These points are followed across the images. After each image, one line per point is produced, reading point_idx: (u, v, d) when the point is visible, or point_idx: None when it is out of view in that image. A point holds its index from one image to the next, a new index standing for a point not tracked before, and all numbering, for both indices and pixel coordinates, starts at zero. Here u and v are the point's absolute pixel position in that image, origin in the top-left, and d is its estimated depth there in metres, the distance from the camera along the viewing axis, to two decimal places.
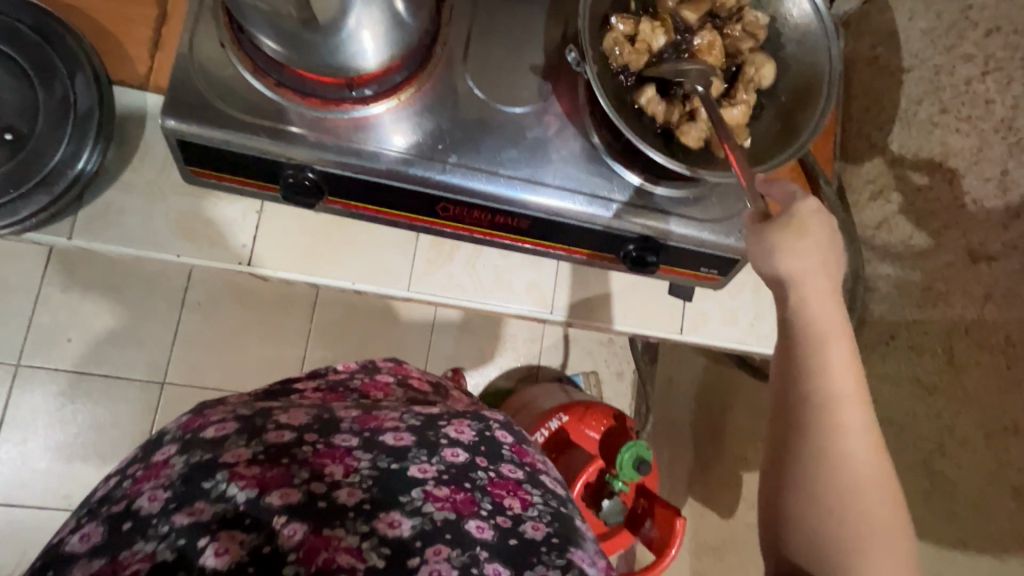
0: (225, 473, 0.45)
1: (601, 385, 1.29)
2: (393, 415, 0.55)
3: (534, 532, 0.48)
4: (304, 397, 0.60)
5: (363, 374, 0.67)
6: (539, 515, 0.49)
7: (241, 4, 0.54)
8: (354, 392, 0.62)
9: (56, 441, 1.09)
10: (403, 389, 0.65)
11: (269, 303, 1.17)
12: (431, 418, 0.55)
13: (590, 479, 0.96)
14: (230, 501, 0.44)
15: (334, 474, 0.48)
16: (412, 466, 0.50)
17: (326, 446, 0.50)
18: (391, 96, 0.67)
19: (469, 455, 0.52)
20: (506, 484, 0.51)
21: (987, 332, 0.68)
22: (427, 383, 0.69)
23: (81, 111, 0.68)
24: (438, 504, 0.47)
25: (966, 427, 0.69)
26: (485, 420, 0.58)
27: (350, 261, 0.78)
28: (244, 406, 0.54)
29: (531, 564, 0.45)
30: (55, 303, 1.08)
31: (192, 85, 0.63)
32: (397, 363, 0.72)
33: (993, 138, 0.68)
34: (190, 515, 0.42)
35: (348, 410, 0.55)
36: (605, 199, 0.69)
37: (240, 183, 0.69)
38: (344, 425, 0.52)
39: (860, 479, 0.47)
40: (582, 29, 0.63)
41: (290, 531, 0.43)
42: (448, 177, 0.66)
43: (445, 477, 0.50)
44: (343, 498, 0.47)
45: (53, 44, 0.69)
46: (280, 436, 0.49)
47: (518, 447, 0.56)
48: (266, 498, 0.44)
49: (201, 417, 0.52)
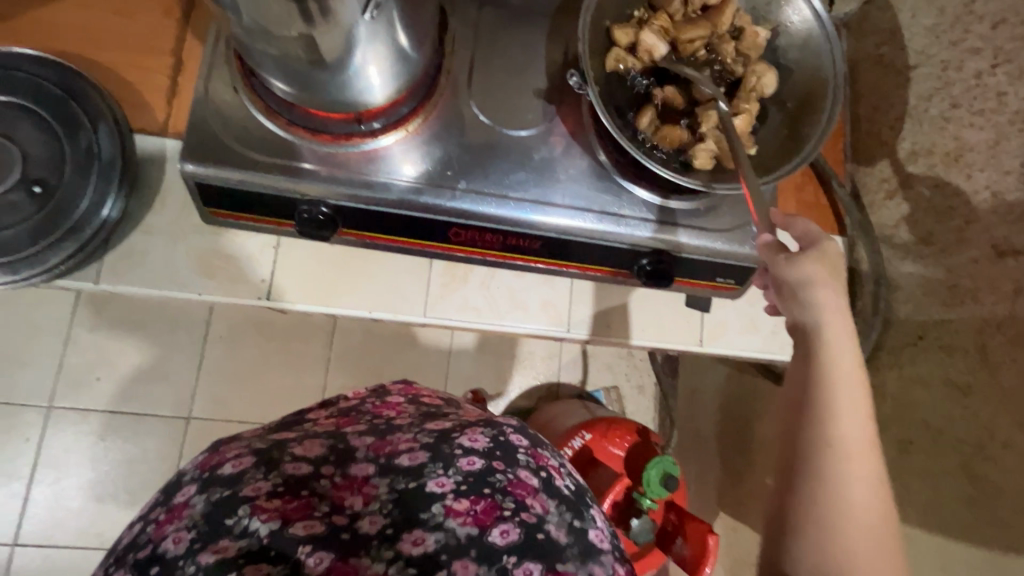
0: (246, 507, 0.45)
1: (623, 400, 1.28)
2: (408, 436, 0.53)
3: (557, 533, 0.47)
4: (319, 424, 0.59)
5: (374, 398, 0.66)
6: (559, 522, 0.49)
7: (252, 51, 0.57)
8: (366, 414, 0.60)
9: (87, 479, 1.10)
10: (415, 406, 0.63)
11: (289, 334, 1.19)
12: (444, 432, 0.54)
13: (617, 498, 0.94)
14: (253, 535, 0.44)
15: (355, 505, 0.48)
16: (430, 481, 0.49)
17: (343, 478, 0.50)
18: (399, 127, 0.68)
19: (486, 461, 0.50)
20: (525, 483, 0.50)
21: (1018, 328, 0.65)
22: (440, 399, 0.68)
23: (105, 160, 0.71)
24: (459, 519, 0.46)
25: (1004, 427, 0.66)
26: (497, 426, 0.55)
27: (366, 289, 0.79)
28: (260, 440, 0.54)
29: (562, 560, 0.46)
30: (85, 345, 1.11)
31: (208, 128, 0.65)
32: (407, 383, 0.71)
33: (1010, 130, 0.67)
34: (216, 553, 0.42)
35: (363, 436, 0.54)
36: (615, 215, 0.69)
37: (257, 220, 0.70)
38: (359, 454, 0.52)
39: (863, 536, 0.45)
40: (582, 50, 0.63)
41: (316, 559, 0.43)
42: (457, 202, 0.67)
43: (463, 488, 0.48)
44: (365, 527, 0.46)
45: (77, 98, 0.72)
46: (298, 468, 0.50)
47: (533, 451, 0.54)
48: (289, 529, 0.44)
49: (217, 454, 0.52)
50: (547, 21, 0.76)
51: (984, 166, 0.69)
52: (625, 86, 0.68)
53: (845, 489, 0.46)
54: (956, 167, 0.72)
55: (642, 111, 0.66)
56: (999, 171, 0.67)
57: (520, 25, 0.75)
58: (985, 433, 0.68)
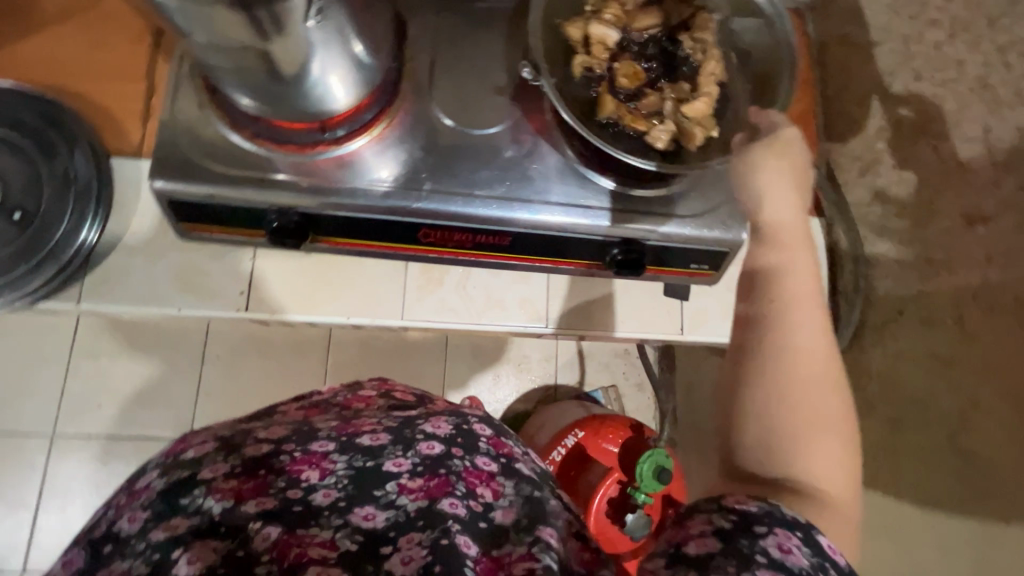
0: (202, 488, 0.46)
1: (621, 399, 1.27)
2: (371, 420, 0.55)
3: (503, 517, 0.49)
4: (286, 414, 0.61)
5: (347, 392, 0.68)
6: (511, 503, 0.50)
7: (213, 70, 0.59)
8: (335, 406, 0.63)
9: (93, 505, 1.11)
10: (385, 399, 0.65)
11: (284, 350, 1.19)
12: (408, 418, 0.56)
13: (610, 493, 0.95)
14: (205, 513, 0.45)
15: (311, 478, 0.48)
16: (388, 461, 0.50)
17: (303, 453, 0.50)
18: (364, 132, 0.69)
19: (445, 445, 0.52)
20: (480, 471, 0.52)
21: (992, 295, 0.64)
22: (412, 394, 0.68)
23: (81, 184, 0.74)
24: (411, 495, 0.48)
25: (986, 394, 0.65)
26: (462, 415, 0.58)
27: (344, 296, 0.80)
28: (225, 428, 0.55)
29: (501, 543, 0.47)
30: (83, 372, 1.13)
31: (176, 146, 0.67)
32: (382, 381, 0.72)
33: (971, 98, 0.68)
34: (167, 530, 0.43)
35: (327, 423, 0.56)
36: (582, 207, 0.70)
37: (229, 233, 0.72)
38: (322, 434, 0.53)
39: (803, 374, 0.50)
40: (534, 46, 0.66)
41: (265, 533, 0.44)
42: (424, 204, 0.68)
43: (419, 468, 0.50)
44: (319, 499, 0.47)
45: (53, 125, 0.75)
46: (258, 449, 0.51)
47: (495, 439, 0.56)
48: (241, 507, 0.45)
49: (183, 442, 0.53)
50: (507, 23, 0.77)
51: (950, 137, 0.69)
52: (584, 74, 0.67)
53: (788, 345, 0.51)
54: (923, 140, 0.72)
55: (603, 98, 0.66)
56: (963, 140, 0.67)
57: (480, 29, 0.76)
58: (970, 404, 0.67)
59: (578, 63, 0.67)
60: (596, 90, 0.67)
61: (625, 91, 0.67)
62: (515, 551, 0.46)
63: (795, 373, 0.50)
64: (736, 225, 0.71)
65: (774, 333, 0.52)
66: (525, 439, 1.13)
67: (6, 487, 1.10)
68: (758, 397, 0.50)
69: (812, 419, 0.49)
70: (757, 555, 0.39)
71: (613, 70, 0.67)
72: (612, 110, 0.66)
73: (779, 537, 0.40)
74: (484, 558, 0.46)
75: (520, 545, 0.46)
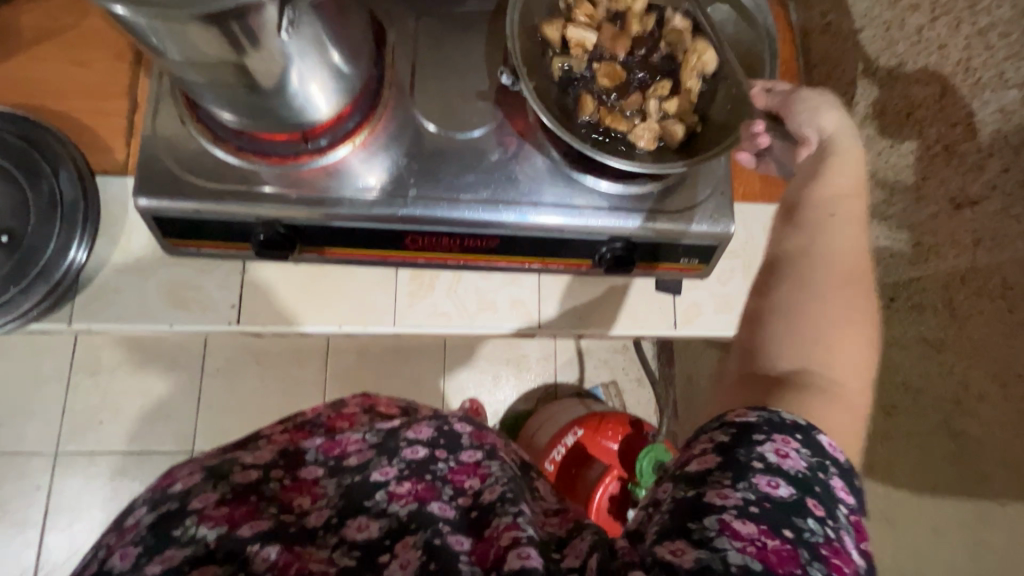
0: (194, 517, 0.46)
1: (622, 394, 1.27)
2: (356, 436, 0.58)
3: (489, 495, 0.49)
4: (272, 440, 0.60)
5: (330, 411, 0.69)
6: (496, 481, 0.51)
7: (190, 85, 0.58)
8: (319, 427, 0.63)
9: (99, 521, 1.12)
10: (368, 415, 0.66)
11: (284, 360, 1.20)
12: (391, 429, 0.58)
13: (612, 490, 0.94)
14: (200, 541, 0.44)
15: (303, 503, 0.51)
16: (374, 472, 0.52)
17: (293, 480, 0.53)
18: (347, 141, 0.69)
19: (429, 449, 0.55)
20: (468, 468, 0.53)
21: (981, 278, 0.64)
22: (395, 406, 0.70)
23: (67, 205, 0.74)
24: (401, 501, 0.49)
25: (978, 377, 0.65)
26: (442, 417, 0.60)
27: (335, 305, 0.80)
28: (211, 457, 0.56)
29: (492, 520, 0.46)
30: (83, 389, 1.13)
31: (159, 163, 0.67)
32: (365, 396, 0.73)
33: (953, 82, 0.66)
34: (163, 562, 0.42)
35: (313, 441, 0.59)
36: (567, 206, 0.70)
37: (218, 248, 0.72)
38: (310, 457, 0.57)
39: (837, 275, 0.48)
40: (512, 48, 0.64)
41: (265, 553, 0.44)
42: (409, 210, 0.68)
43: (406, 472, 0.52)
44: (312, 520, 0.49)
45: (37, 148, 0.76)
46: (247, 476, 0.52)
47: (476, 433, 0.59)
48: (236, 531, 0.45)
49: (169, 475, 0.53)
50: (488, 25, 0.77)
51: (935, 121, 0.68)
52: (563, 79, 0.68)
53: (826, 247, 0.49)
54: (909, 125, 0.72)
55: (582, 99, 0.67)
56: (948, 124, 0.67)
57: (461, 32, 0.76)
58: (963, 387, 0.67)
59: (557, 68, 0.68)
60: (575, 93, 0.68)
61: (605, 92, 0.68)
62: (503, 522, 0.45)
63: (827, 263, 0.48)
64: (723, 218, 0.71)
65: (813, 234, 0.50)
66: (525, 439, 1.13)
67: (13, 507, 1.10)
68: (787, 293, 0.48)
69: (837, 315, 0.47)
70: (754, 463, 0.40)
71: (592, 73, 0.68)
72: (592, 111, 0.67)
73: (776, 442, 0.41)
74: (479, 543, 0.45)
75: (509, 516, 0.45)
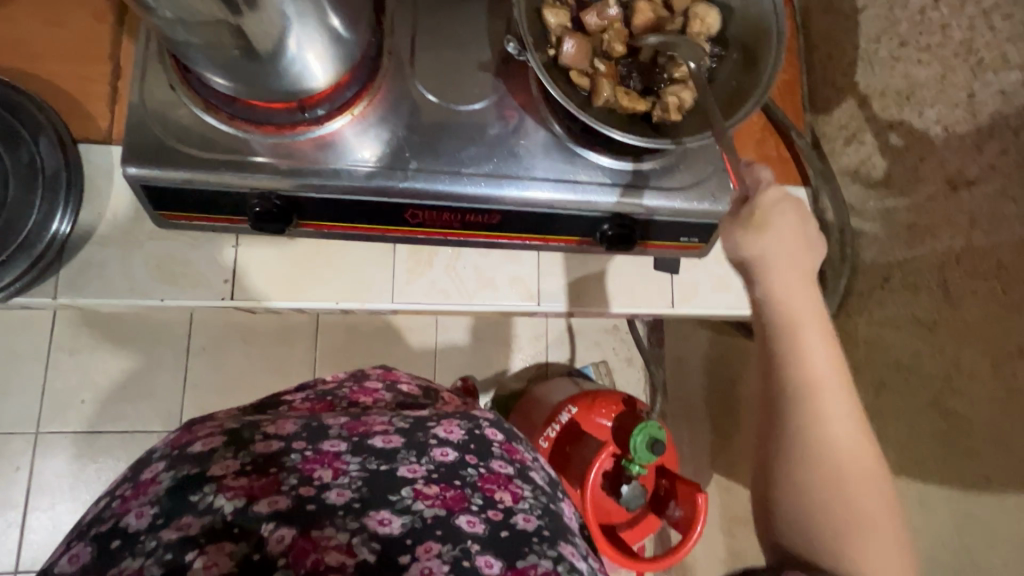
0: (213, 485, 0.47)
1: (612, 373, 1.28)
2: (382, 419, 0.58)
3: (525, 523, 0.50)
4: (293, 408, 0.64)
5: (352, 381, 0.71)
6: (530, 509, 0.52)
7: (181, 46, 0.56)
8: (342, 400, 0.66)
9: (83, 501, 1.10)
10: (391, 394, 0.69)
11: (272, 338, 1.18)
12: (420, 419, 0.58)
13: (605, 466, 0.95)
14: (217, 512, 0.45)
15: (324, 477, 0.50)
16: (402, 466, 0.52)
17: (315, 452, 0.52)
18: (346, 111, 0.67)
19: (459, 453, 0.55)
20: (496, 479, 0.54)
21: (974, 258, 0.66)
22: (416, 386, 0.73)
23: (49, 173, 0.71)
24: (427, 501, 0.49)
25: (968, 353, 0.67)
26: (474, 419, 0.61)
27: (332, 280, 0.78)
28: (232, 421, 0.57)
29: (523, 553, 0.47)
30: (64, 367, 1.10)
31: (147, 130, 0.64)
32: (386, 369, 0.76)
33: (956, 63, 0.67)
34: (178, 529, 0.44)
35: (337, 418, 0.58)
36: (572, 182, 0.69)
37: (211, 220, 0.70)
38: (333, 432, 0.55)
39: (837, 437, 0.54)
40: (518, 17, 0.62)
41: (279, 536, 0.45)
42: (410, 183, 0.66)
43: (434, 476, 0.52)
44: (333, 498, 0.48)
45: (14, 112, 0.71)
46: (268, 446, 0.52)
47: (507, 445, 0.59)
48: (253, 507, 0.46)
49: (188, 433, 0.55)
50: None
51: (936, 103, 0.69)
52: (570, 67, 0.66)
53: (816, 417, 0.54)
54: (910, 107, 0.72)
55: (598, 87, 0.65)
56: (949, 106, 0.68)
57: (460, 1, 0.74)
58: (952, 364, 0.69)
59: (560, 50, 0.65)
60: (588, 85, 0.66)
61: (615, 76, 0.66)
62: (539, 566, 0.46)
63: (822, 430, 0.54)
64: (724, 197, 0.71)
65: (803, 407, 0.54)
66: (518, 417, 1.14)
67: None
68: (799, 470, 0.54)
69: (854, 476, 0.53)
70: None
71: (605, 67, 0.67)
72: (610, 99, 0.65)
73: None
74: (509, 571, 0.45)
75: (543, 560, 0.47)
